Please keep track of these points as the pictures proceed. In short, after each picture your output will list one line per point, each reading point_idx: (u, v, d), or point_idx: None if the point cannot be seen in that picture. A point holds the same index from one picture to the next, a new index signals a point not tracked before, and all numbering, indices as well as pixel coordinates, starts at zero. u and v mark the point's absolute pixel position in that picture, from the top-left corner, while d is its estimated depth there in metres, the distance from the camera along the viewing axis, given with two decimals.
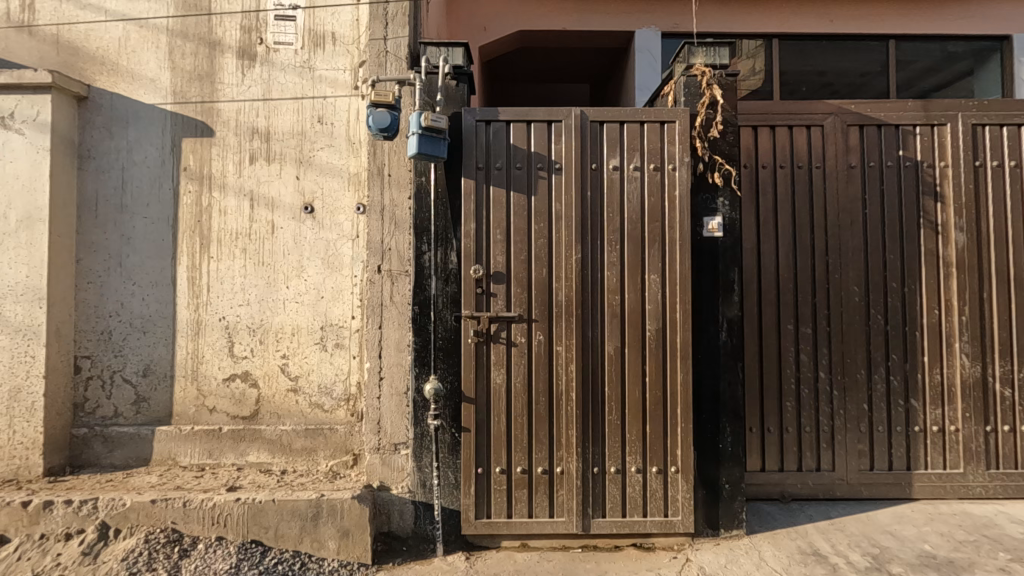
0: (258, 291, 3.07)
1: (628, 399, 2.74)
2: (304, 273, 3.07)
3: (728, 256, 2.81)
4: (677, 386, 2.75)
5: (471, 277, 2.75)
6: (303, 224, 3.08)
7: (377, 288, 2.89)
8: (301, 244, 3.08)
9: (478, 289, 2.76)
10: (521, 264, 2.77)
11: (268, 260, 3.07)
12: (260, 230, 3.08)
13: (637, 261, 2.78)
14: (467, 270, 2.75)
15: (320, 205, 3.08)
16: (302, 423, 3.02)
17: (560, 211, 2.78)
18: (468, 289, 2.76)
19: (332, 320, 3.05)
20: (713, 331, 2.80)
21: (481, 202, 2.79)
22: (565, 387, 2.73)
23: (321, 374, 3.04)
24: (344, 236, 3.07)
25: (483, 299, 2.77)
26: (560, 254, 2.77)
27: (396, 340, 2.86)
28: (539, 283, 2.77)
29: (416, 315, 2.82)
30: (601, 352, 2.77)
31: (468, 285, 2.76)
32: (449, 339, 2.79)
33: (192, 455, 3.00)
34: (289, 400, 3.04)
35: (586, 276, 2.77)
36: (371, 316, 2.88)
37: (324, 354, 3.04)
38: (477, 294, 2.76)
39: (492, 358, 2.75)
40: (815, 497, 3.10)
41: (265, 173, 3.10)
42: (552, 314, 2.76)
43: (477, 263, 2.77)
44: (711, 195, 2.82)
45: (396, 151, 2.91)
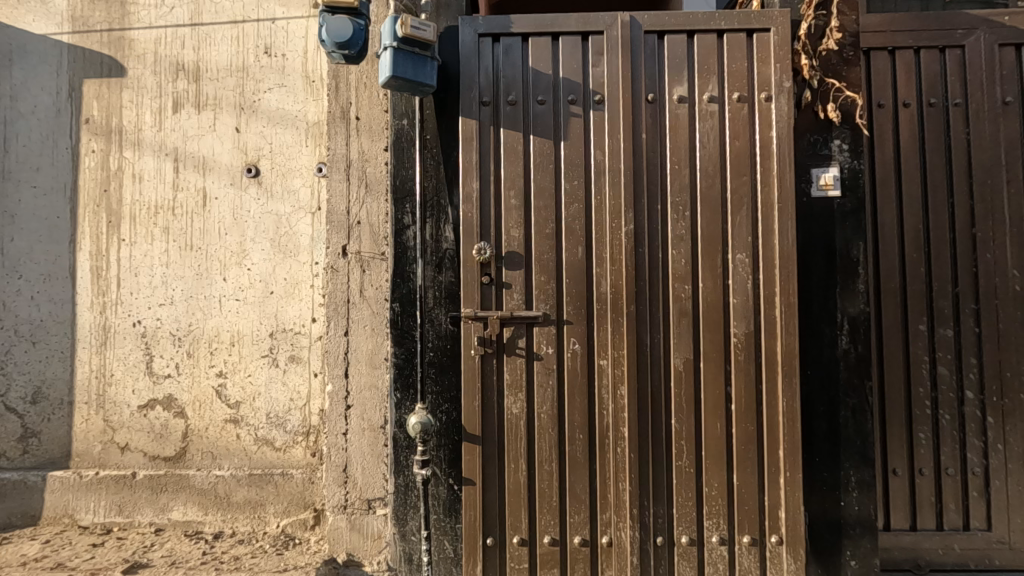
0: (184, 285, 2.24)
1: (707, 436, 1.87)
2: (247, 259, 2.24)
3: (849, 225, 1.92)
4: (782, 418, 1.86)
5: (475, 262, 1.90)
6: (243, 193, 2.25)
7: (342, 277, 2.04)
8: (242, 220, 2.25)
9: (485, 277, 1.90)
10: (548, 242, 1.91)
11: (198, 243, 2.25)
12: (187, 202, 2.26)
13: (715, 234, 1.89)
14: (470, 250, 1.90)
15: (267, 167, 2.25)
16: (245, 467, 2.19)
17: (603, 163, 1.92)
18: (471, 278, 1.91)
19: (285, 324, 2.22)
20: (829, 336, 1.91)
21: (488, 153, 1.94)
22: (613, 419, 1.87)
23: (272, 400, 2.21)
24: (301, 209, 2.24)
25: (492, 291, 1.91)
26: (604, 226, 1.90)
27: (368, 352, 2.02)
28: (574, 268, 1.90)
29: (395, 316, 1.96)
30: (666, 369, 1.89)
31: (470, 271, 1.91)
32: (444, 352, 1.94)
33: (95, 511, 2.19)
34: (227, 435, 2.20)
35: (640, 258, 1.90)
36: (334, 319, 2.03)
37: (275, 371, 2.21)
38: (483, 284, 1.91)
39: (506, 377, 1.89)
40: (964, 568, 2.19)
41: (193, 124, 2.27)
42: (592, 313, 1.90)
43: (483, 240, 1.91)
44: (822, 138, 1.94)
45: (367, 85, 2.06)
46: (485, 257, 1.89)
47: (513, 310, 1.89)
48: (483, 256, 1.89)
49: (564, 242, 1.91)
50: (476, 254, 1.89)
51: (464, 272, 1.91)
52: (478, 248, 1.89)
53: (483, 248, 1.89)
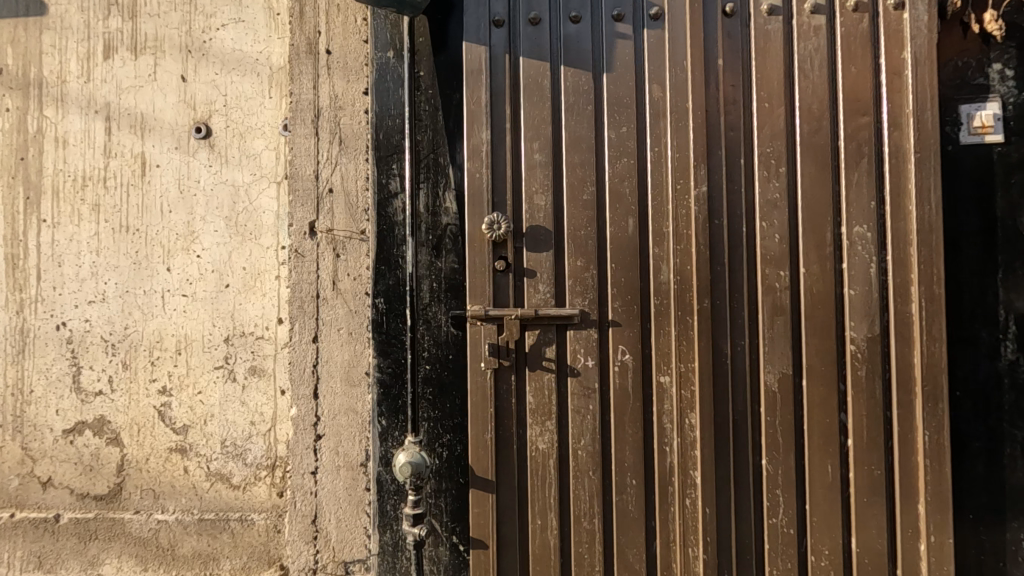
0: (119, 277, 1.76)
1: (812, 485, 1.33)
2: (196, 243, 1.75)
3: (1017, 184, 1.34)
4: (922, 459, 1.31)
5: (486, 241, 1.38)
6: (191, 158, 1.76)
7: (309, 264, 1.52)
8: (189, 194, 1.76)
9: (501, 262, 1.38)
10: (585, 213, 1.38)
11: (135, 223, 1.77)
12: (121, 171, 1.77)
13: (822, 199, 1.34)
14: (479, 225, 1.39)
15: (221, 125, 1.76)
16: (195, 509, 1.71)
17: (662, 102, 1.38)
18: (480, 263, 1.39)
19: (243, 327, 1.72)
20: (987, 342, 1.34)
21: (503, 92, 1.41)
22: (679, 459, 1.34)
23: (228, 424, 1.72)
24: (263, 178, 1.74)
25: (508, 282, 1.39)
26: (665, 189, 1.37)
27: (344, 364, 1.50)
28: (622, 248, 1.37)
29: (380, 317, 1.46)
30: (753, 390, 1.35)
31: (478, 254, 1.39)
32: (444, 365, 1.44)
33: (9, 564, 1.73)
34: (172, 469, 1.72)
35: (715, 233, 1.35)
36: (299, 319, 1.52)
37: (232, 388, 1.72)
38: (497, 271, 1.39)
39: (529, 401, 1.38)
40: None
41: (129, 72, 1.79)
42: (647, 311, 1.37)
43: (496, 212, 1.39)
44: (974, 62, 1.37)
45: (342, 8, 1.55)
46: (501, 234, 1.36)
47: (539, 307, 1.37)
48: (497, 233, 1.37)
49: (609, 211, 1.38)
50: (487, 230, 1.37)
51: (470, 256, 1.39)
52: (490, 221, 1.37)
53: (498, 221, 1.37)
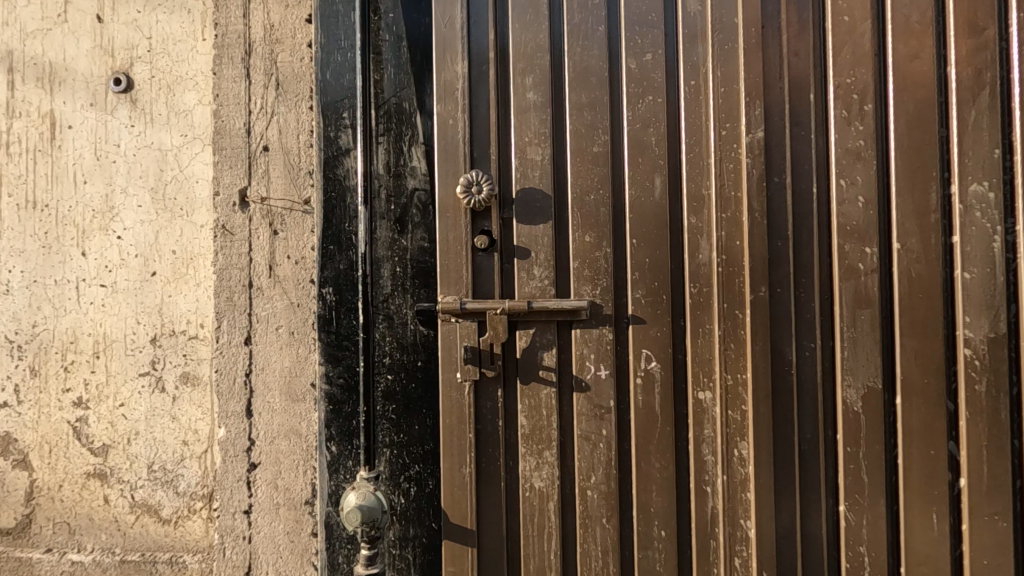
0: (24, 263, 1.44)
1: (910, 541, 0.97)
2: (116, 221, 1.42)
3: None
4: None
5: (462, 208, 1.03)
6: (109, 117, 1.43)
7: (239, 244, 1.18)
8: (108, 161, 1.43)
9: (482, 237, 1.03)
10: (596, 170, 1.02)
11: (43, 198, 1.44)
12: (27, 134, 1.45)
13: (924, 147, 0.97)
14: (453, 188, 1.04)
15: (145, 75, 1.42)
16: (117, 548, 1.40)
17: (700, 17, 1.01)
18: (454, 239, 1.04)
19: (172, 324, 1.40)
20: None
21: (485, 10, 1.05)
22: (725, 503, 0.98)
23: (155, 444, 1.39)
24: (195, 140, 1.41)
25: (493, 264, 1.03)
26: (705, 136, 1.00)
27: (283, 374, 1.16)
28: (647, 217, 1.01)
29: (327, 312, 1.12)
30: (826, 410, 0.99)
31: (451, 228, 1.04)
32: (410, 375, 1.10)
33: None
34: (90, 498, 1.41)
35: (774, 195, 0.99)
36: (227, 315, 1.18)
37: (160, 400, 1.40)
38: (478, 250, 1.04)
39: (520, 424, 1.03)
40: None
41: (35, 12, 1.46)
42: (680, 304, 1.01)
43: (475, 170, 1.03)
44: None
45: None
46: (481, 198, 1.01)
47: (533, 298, 1.02)
48: (475, 196, 1.02)
49: (628, 168, 1.02)
50: (462, 194, 1.02)
51: (441, 230, 1.04)
52: (467, 180, 1.02)
53: (477, 179, 1.02)
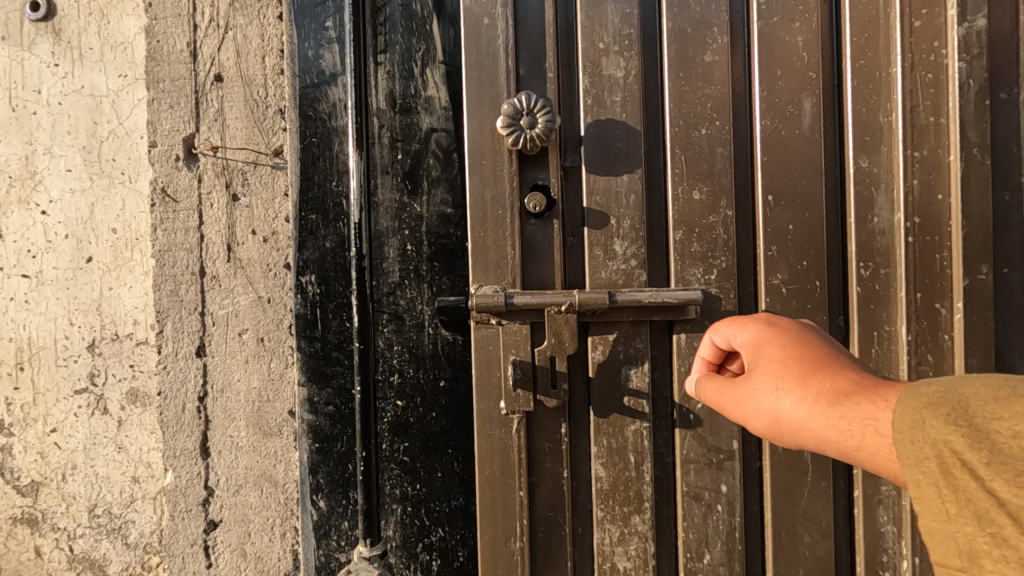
0: None
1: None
2: (38, 191, 1.08)
3: None
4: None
5: (506, 151, 0.68)
6: (27, 54, 1.08)
7: (185, 216, 0.84)
8: (27, 112, 1.09)
9: (535, 194, 0.68)
10: (709, 90, 0.67)
11: None
12: None
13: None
14: (492, 121, 0.68)
15: None
16: None
17: None
18: (494, 199, 0.68)
19: (114, 326, 1.07)
20: None
21: None
22: None
23: (98, 482, 1.07)
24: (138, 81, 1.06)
25: (553, 237, 0.68)
26: (883, 30, 0.64)
27: (250, 397, 0.82)
28: (790, 159, 0.66)
29: (309, 311, 0.78)
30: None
31: (489, 182, 0.68)
32: (429, 400, 0.76)
33: None
34: (18, 550, 1.10)
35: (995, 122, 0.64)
36: (171, 316, 0.84)
37: (102, 424, 1.07)
38: (529, 214, 0.68)
39: (597, 477, 0.68)
40: None
41: None
42: (842, 294, 0.66)
43: (522, 95, 0.66)
44: None
45: None
46: (536, 136, 0.65)
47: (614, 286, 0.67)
48: (526, 130, 0.66)
49: (760, 83, 0.66)
50: (506, 132, 0.66)
51: (471, 182, 0.69)
52: (513, 105, 0.66)
53: (529, 103, 0.66)
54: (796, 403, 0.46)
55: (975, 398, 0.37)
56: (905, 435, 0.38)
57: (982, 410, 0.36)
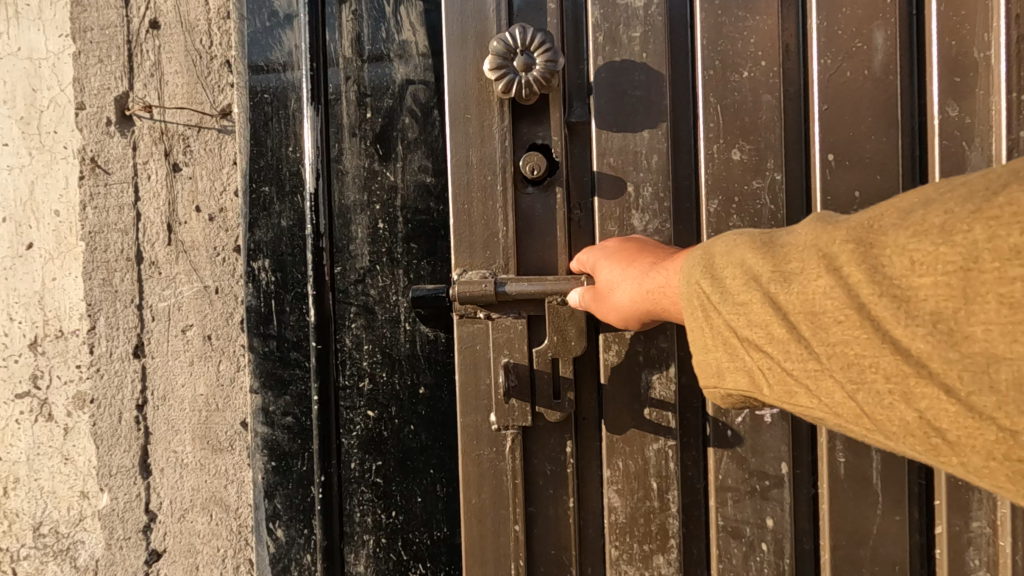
0: None
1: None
2: None
3: None
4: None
5: (497, 101, 0.54)
6: None
7: (119, 191, 0.71)
8: None
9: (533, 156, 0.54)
10: (753, 23, 0.53)
11: None
12: None
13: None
14: (479, 65, 0.55)
15: None
16: None
17: None
18: (482, 162, 0.54)
19: (58, 322, 0.94)
20: None
21: None
22: None
23: (42, 497, 0.95)
24: None
25: (556, 210, 0.55)
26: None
27: (196, 406, 0.69)
28: (855, 109, 0.52)
29: (262, 304, 0.65)
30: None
31: (475, 141, 0.55)
32: (406, 410, 0.63)
33: None
34: None
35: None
36: (103, 309, 0.71)
37: (46, 432, 0.95)
38: (526, 181, 0.55)
39: (611, 509, 0.55)
40: None
41: None
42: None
43: (514, 29, 0.53)
44: None
45: None
46: (530, 81, 0.52)
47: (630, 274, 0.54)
48: (519, 71, 0.52)
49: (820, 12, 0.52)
50: (492, 77, 0.52)
51: (451, 141, 0.55)
52: (504, 41, 0.52)
53: (524, 35, 0.52)
54: (626, 290, 0.46)
55: (737, 270, 0.37)
56: (693, 302, 0.40)
57: (742, 283, 0.36)
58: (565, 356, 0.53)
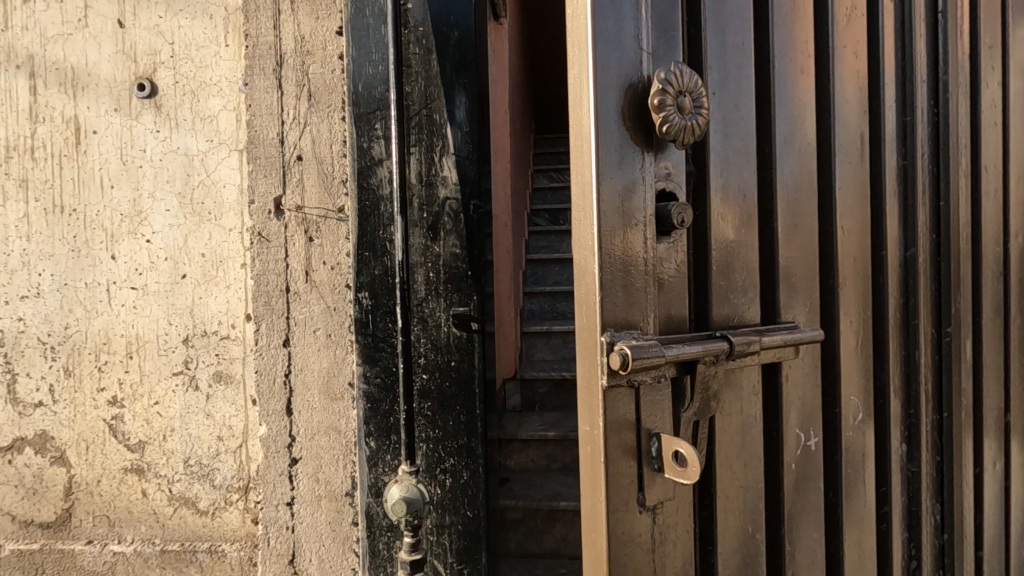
0: (55, 266, 1.47)
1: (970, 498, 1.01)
2: (144, 225, 1.45)
3: None
4: (1015, 440, 1.16)
5: (639, 150, 0.62)
6: (134, 122, 1.45)
7: (276, 251, 1.23)
8: (134, 166, 1.45)
9: (647, 213, 0.63)
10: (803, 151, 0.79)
11: (70, 202, 1.47)
12: (52, 139, 1.47)
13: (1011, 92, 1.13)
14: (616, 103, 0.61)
15: (167, 80, 1.44)
16: (156, 537, 1.46)
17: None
18: (625, 214, 0.60)
19: (204, 325, 1.44)
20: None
21: None
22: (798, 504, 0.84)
23: (191, 440, 1.45)
24: (220, 144, 1.43)
25: (663, 255, 0.65)
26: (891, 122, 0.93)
27: (322, 373, 1.22)
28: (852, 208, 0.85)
29: (363, 315, 1.18)
30: (969, 355, 1.02)
31: (623, 186, 0.60)
32: (445, 374, 1.17)
33: None
34: (128, 492, 1.47)
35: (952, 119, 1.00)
36: (265, 318, 1.23)
37: (194, 398, 1.45)
38: (652, 219, 0.64)
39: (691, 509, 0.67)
40: None
41: (54, 17, 1.46)
42: (891, 263, 0.91)
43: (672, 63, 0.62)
44: None
45: None
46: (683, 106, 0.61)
47: (716, 271, 0.70)
48: (675, 110, 0.61)
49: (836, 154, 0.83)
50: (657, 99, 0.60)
51: (600, 186, 0.58)
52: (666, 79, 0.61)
53: (681, 84, 0.62)
54: None
55: None
56: None
57: None
58: (705, 410, 0.64)
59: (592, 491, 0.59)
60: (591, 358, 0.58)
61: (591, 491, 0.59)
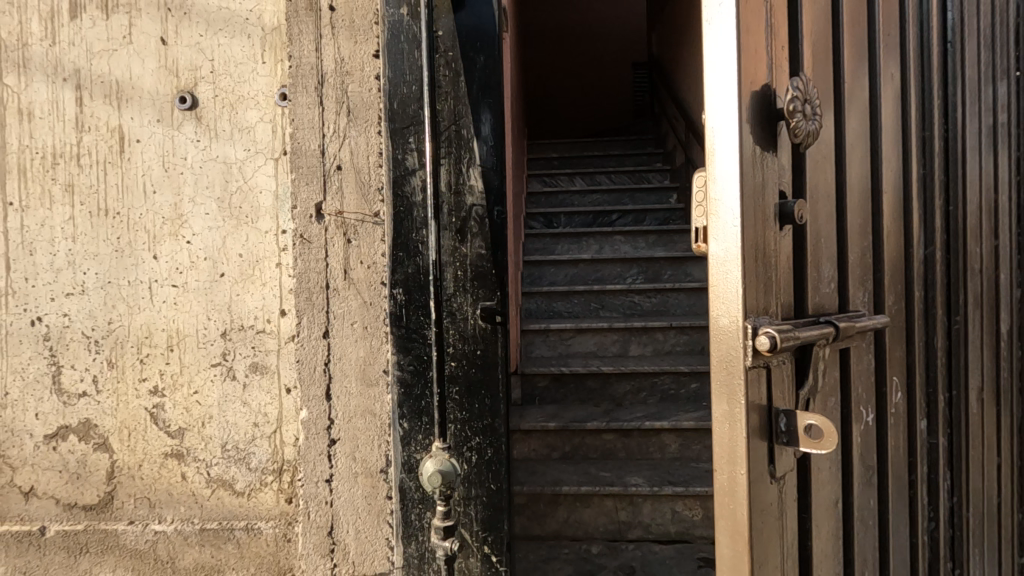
0: (99, 265, 1.58)
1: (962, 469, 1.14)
2: (186, 227, 1.57)
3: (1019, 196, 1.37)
4: (999, 421, 1.27)
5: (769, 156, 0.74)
6: (176, 132, 1.57)
7: (317, 251, 1.35)
8: (176, 172, 1.57)
9: (773, 202, 0.75)
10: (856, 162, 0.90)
11: (114, 206, 1.58)
12: (96, 146, 1.58)
13: (995, 93, 1.28)
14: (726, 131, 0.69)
15: (208, 94, 1.56)
16: (194, 517, 1.57)
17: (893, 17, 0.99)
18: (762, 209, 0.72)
19: (241, 320, 1.56)
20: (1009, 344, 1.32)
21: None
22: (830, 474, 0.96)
23: (229, 427, 1.57)
24: (257, 153, 1.56)
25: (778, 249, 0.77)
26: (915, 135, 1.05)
27: (359, 361, 1.35)
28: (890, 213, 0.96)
29: (397, 309, 1.32)
30: (965, 346, 1.13)
31: (757, 189, 0.71)
32: (471, 362, 1.31)
33: None
34: (168, 476, 1.58)
35: (956, 116, 1.14)
36: (307, 312, 1.36)
37: (232, 387, 1.57)
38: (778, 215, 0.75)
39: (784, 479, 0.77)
40: None
41: (101, 34, 1.57)
42: (916, 262, 1.01)
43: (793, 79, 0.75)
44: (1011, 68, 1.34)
45: None
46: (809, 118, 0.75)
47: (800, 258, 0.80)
48: (801, 117, 0.75)
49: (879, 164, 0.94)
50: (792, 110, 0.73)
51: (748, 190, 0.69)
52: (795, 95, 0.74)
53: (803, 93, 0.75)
54: None
55: None
56: None
57: None
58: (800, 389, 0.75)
59: (733, 462, 0.68)
60: (736, 346, 0.68)
61: (730, 463, 0.69)
